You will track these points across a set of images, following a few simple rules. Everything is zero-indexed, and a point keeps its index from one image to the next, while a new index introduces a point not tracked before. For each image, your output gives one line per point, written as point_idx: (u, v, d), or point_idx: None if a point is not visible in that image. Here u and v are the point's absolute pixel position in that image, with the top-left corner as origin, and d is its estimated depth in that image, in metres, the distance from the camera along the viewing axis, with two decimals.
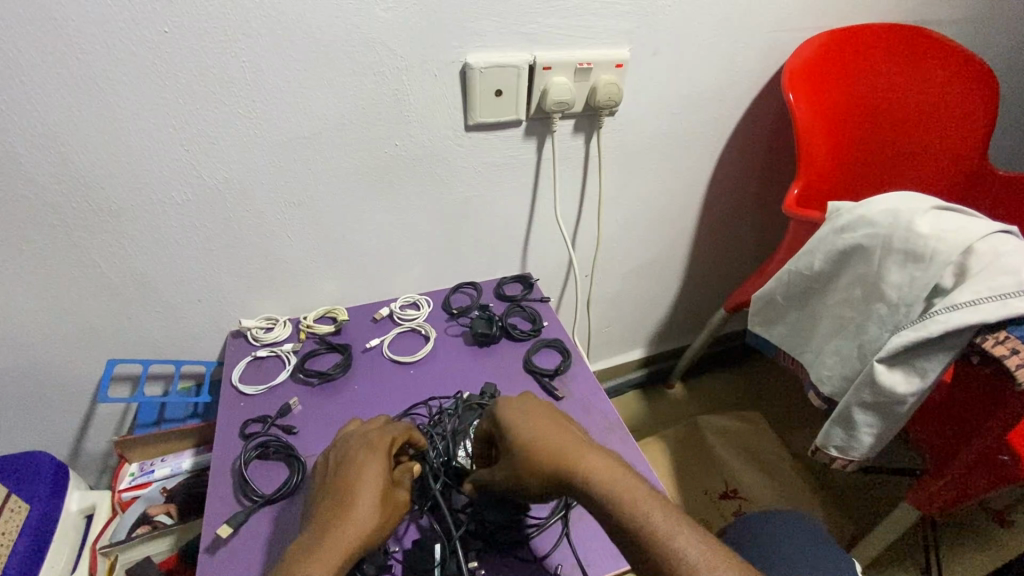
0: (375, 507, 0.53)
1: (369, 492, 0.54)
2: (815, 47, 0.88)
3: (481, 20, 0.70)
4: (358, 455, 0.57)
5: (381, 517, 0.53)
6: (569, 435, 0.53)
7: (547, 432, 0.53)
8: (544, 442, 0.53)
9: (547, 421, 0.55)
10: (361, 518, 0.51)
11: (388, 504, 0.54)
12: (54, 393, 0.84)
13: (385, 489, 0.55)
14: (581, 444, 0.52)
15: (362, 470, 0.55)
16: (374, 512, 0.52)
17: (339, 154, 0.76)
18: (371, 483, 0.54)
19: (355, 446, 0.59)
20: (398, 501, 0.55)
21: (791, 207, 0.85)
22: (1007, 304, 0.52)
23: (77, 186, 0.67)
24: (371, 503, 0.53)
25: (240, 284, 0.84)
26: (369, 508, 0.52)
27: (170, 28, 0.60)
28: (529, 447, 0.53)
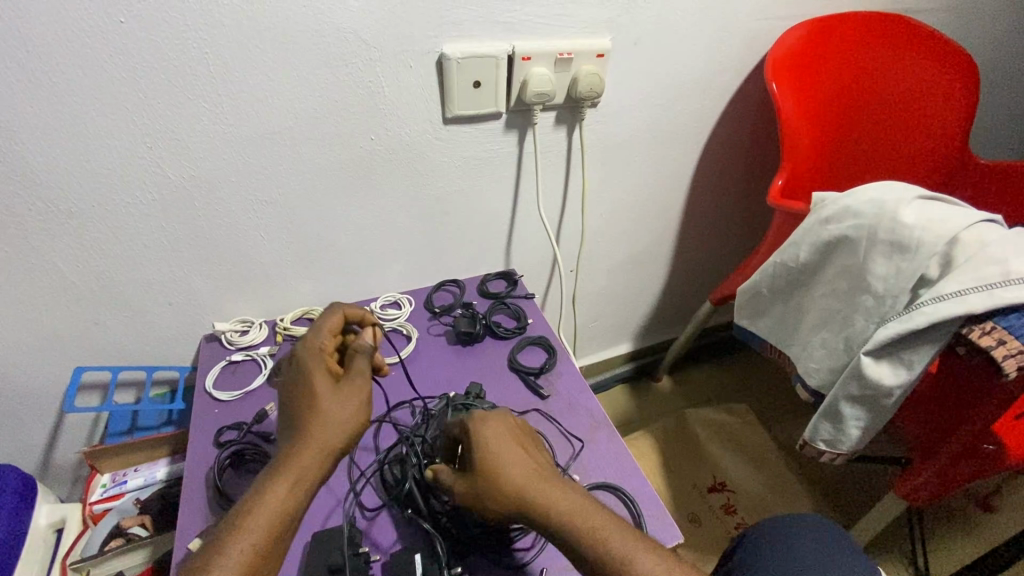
0: (338, 410, 0.52)
1: (328, 406, 0.52)
2: (798, 36, 0.87)
3: (458, 8, 0.68)
4: (309, 364, 0.56)
5: (349, 420, 0.52)
6: (528, 464, 0.51)
7: (508, 463, 0.51)
8: (506, 467, 0.51)
9: (509, 449, 0.52)
10: (314, 433, 0.50)
11: (350, 404, 0.53)
12: (19, 403, 0.81)
13: (345, 394, 0.54)
14: (538, 475, 0.51)
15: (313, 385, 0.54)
16: (338, 415, 0.52)
17: (313, 150, 0.73)
18: (324, 395, 0.53)
19: (306, 357, 0.57)
20: (360, 398, 0.54)
21: (776, 199, 0.84)
22: (994, 295, 0.51)
23: (32, 187, 0.63)
24: (333, 412, 0.52)
25: (213, 286, 0.81)
26: (325, 423, 0.51)
27: (126, 18, 0.57)
28: (487, 482, 0.50)
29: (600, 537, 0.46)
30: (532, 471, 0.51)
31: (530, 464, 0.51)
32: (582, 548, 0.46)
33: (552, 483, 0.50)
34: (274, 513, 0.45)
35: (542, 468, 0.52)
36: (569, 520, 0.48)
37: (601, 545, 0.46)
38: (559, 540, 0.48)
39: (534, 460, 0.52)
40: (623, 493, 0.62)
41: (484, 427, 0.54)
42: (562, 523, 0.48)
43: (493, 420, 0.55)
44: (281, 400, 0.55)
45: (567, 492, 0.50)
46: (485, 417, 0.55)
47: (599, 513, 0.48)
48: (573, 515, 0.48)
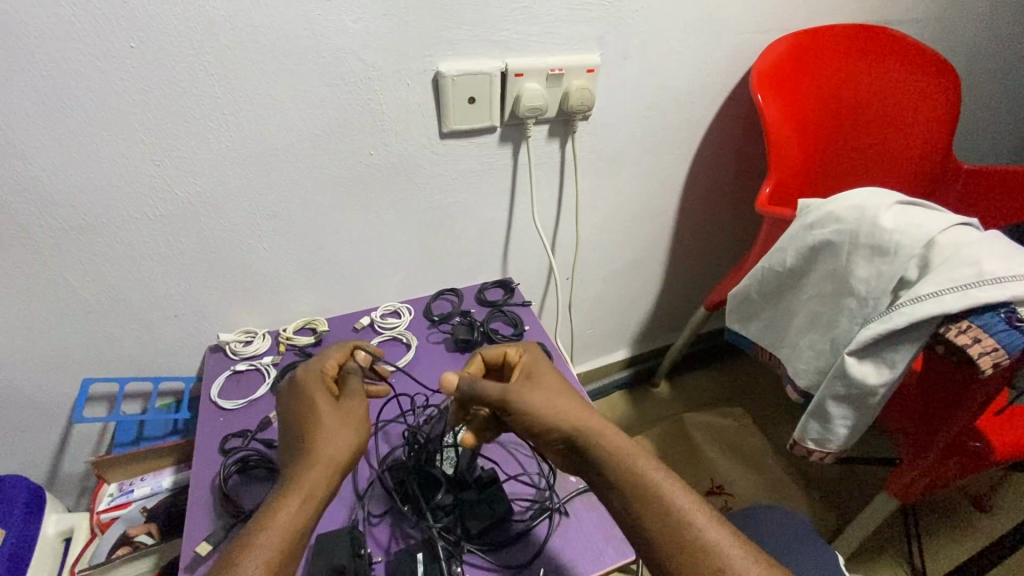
0: (338, 439, 0.54)
1: (327, 432, 0.54)
2: (782, 49, 0.90)
3: (452, 28, 0.71)
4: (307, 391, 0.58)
5: (350, 448, 0.54)
6: (584, 403, 0.55)
7: (567, 395, 0.55)
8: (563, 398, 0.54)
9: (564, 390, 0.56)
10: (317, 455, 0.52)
11: (348, 432, 0.54)
12: (29, 415, 0.83)
13: (346, 422, 0.56)
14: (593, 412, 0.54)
15: (313, 409, 0.56)
16: (336, 442, 0.53)
17: (315, 165, 0.76)
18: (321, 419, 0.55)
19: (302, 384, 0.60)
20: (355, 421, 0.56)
21: (764, 206, 0.87)
22: (968, 295, 0.54)
23: (44, 205, 0.66)
24: (332, 437, 0.54)
25: (217, 297, 0.83)
26: (327, 445, 0.53)
27: (136, 44, 0.60)
28: (547, 399, 0.53)
29: (648, 471, 0.49)
30: (601, 415, 0.55)
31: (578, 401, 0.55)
32: (631, 477, 0.49)
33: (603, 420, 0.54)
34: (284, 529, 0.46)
35: (596, 409, 0.55)
36: (621, 452, 0.50)
37: (647, 476, 0.49)
38: (610, 469, 0.50)
39: (587, 402, 0.56)
40: None
41: (541, 372, 0.59)
42: (614, 451, 0.50)
43: (544, 366, 0.61)
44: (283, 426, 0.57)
45: (618, 430, 0.53)
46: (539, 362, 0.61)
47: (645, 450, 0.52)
48: (625, 451, 0.50)
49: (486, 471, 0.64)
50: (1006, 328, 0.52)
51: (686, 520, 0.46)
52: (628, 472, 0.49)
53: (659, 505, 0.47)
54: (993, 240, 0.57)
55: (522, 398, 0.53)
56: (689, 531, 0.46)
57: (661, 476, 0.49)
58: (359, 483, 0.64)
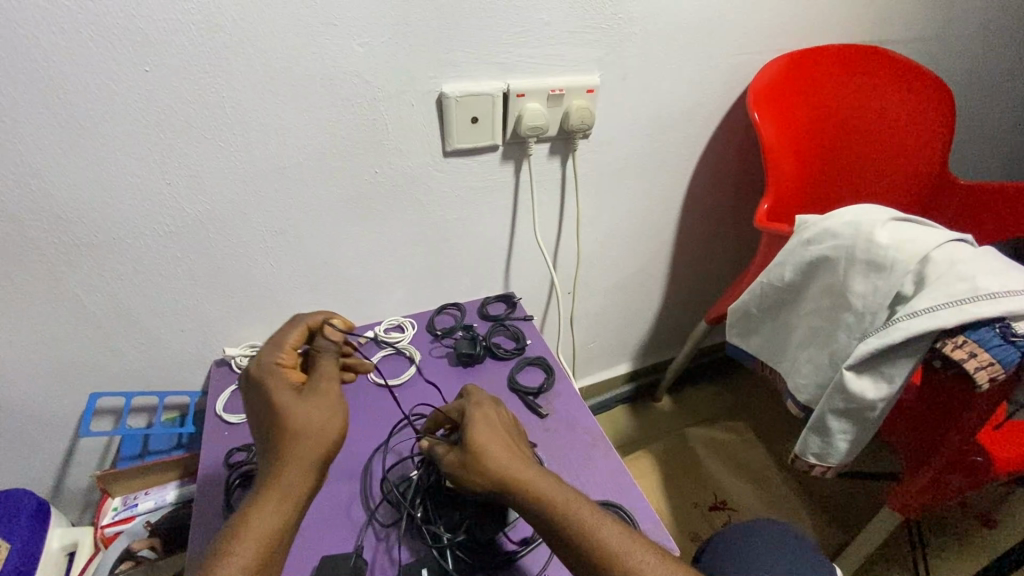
0: (318, 419, 0.53)
1: (301, 415, 0.53)
2: (777, 68, 0.92)
3: (456, 51, 0.73)
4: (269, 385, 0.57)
5: (325, 430, 0.53)
6: (514, 449, 0.56)
7: (493, 446, 0.55)
8: (487, 448, 0.55)
9: (490, 438, 0.56)
10: (295, 450, 0.51)
11: (322, 411, 0.54)
12: (37, 429, 0.83)
13: (320, 401, 0.55)
14: (512, 455, 0.55)
15: (278, 399, 0.54)
16: (318, 423, 0.53)
17: (321, 183, 0.77)
18: (289, 411, 0.53)
19: (266, 380, 0.57)
20: (323, 408, 0.54)
21: (761, 222, 0.89)
22: (963, 310, 0.54)
23: (58, 222, 0.67)
24: (309, 422, 0.53)
25: (223, 313, 0.84)
26: (301, 438, 0.51)
27: (151, 67, 0.62)
28: (481, 449, 0.55)
29: (575, 518, 0.50)
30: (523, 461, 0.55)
31: (502, 443, 0.56)
32: (556, 528, 0.50)
33: (525, 465, 0.54)
34: (266, 533, 0.46)
35: (522, 454, 0.56)
36: (545, 504, 0.51)
37: (571, 522, 0.49)
38: (542, 521, 0.51)
39: (508, 447, 0.56)
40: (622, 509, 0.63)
41: (477, 417, 0.59)
42: (538, 504, 0.51)
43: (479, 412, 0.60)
44: (254, 422, 0.55)
45: (543, 474, 0.53)
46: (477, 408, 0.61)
47: (569, 491, 0.52)
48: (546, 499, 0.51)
49: None
50: (1000, 343, 0.53)
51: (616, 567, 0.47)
52: (553, 522, 0.50)
53: (583, 552, 0.48)
54: (987, 256, 0.58)
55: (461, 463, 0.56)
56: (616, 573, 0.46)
57: (584, 518, 0.49)
58: (368, 499, 0.65)
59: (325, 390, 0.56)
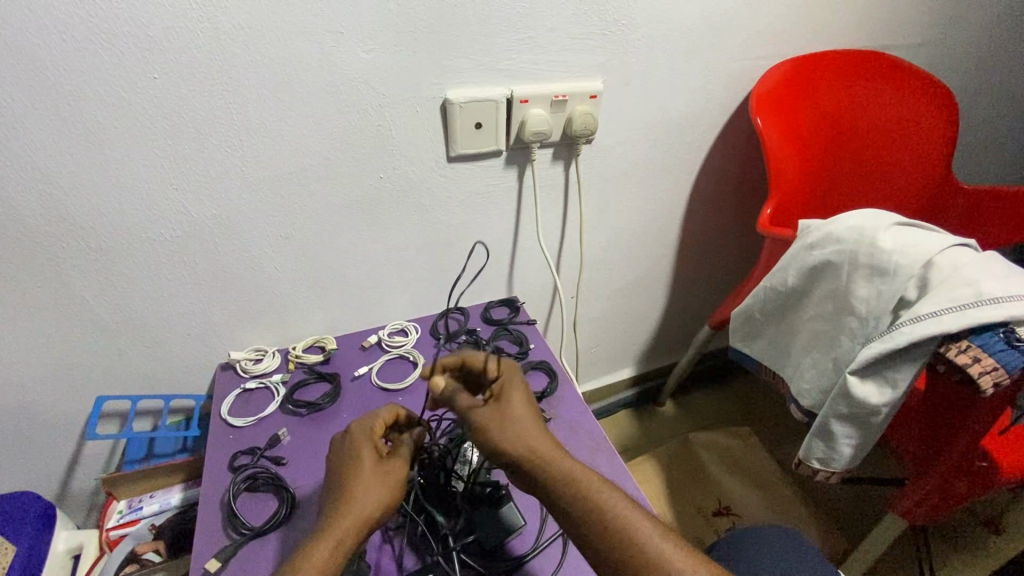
0: (379, 492, 0.55)
1: (367, 481, 0.55)
2: (779, 74, 0.92)
3: (460, 58, 0.74)
4: (356, 441, 0.60)
5: (386, 502, 0.54)
6: (542, 427, 0.56)
7: (529, 420, 0.56)
8: (526, 422, 0.55)
9: (527, 411, 0.57)
10: (359, 507, 0.53)
11: (386, 488, 0.55)
12: (43, 432, 0.84)
13: (391, 477, 0.56)
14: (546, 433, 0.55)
15: (359, 459, 0.57)
16: (378, 495, 0.54)
17: (326, 189, 0.78)
18: (364, 475, 0.56)
19: (355, 436, 0.60)
20: (392, 484, 0.56)
21: (765, 227, 0.89)
22: (967, 314, 0.54)
23: (66, 228, 0.68)
24: (368, 493, 0.54)
25: (228, 317, 0.85)
26: (367, 501, 0.54)
27: (159, 75, 0.63)
28: (519, 421, 0.55)
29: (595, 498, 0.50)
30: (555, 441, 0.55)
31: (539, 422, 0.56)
32: (578, 504, 0.50)
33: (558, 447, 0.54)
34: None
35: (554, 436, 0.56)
36: (573, 480, 0.51)
37: (596, 499, 0.50)
38: (563, 498, 0.50)
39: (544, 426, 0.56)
40: None
41: (509, 387, 0.59)
42: (564, 479, 0.51)
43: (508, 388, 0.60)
44: (331, 472, 0.58)
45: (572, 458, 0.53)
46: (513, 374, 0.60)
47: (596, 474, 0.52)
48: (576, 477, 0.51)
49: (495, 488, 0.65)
50: (1004, 347, 0.53)
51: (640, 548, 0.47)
52: (584, 497, 0.50)
53: (605, 526, 0.48)
54: (990, 261, 0.58)
55: (495, 423, 0.55)
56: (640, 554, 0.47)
57: (614, 500, 0.50)
58: None
59: (396, 465, 0.58)
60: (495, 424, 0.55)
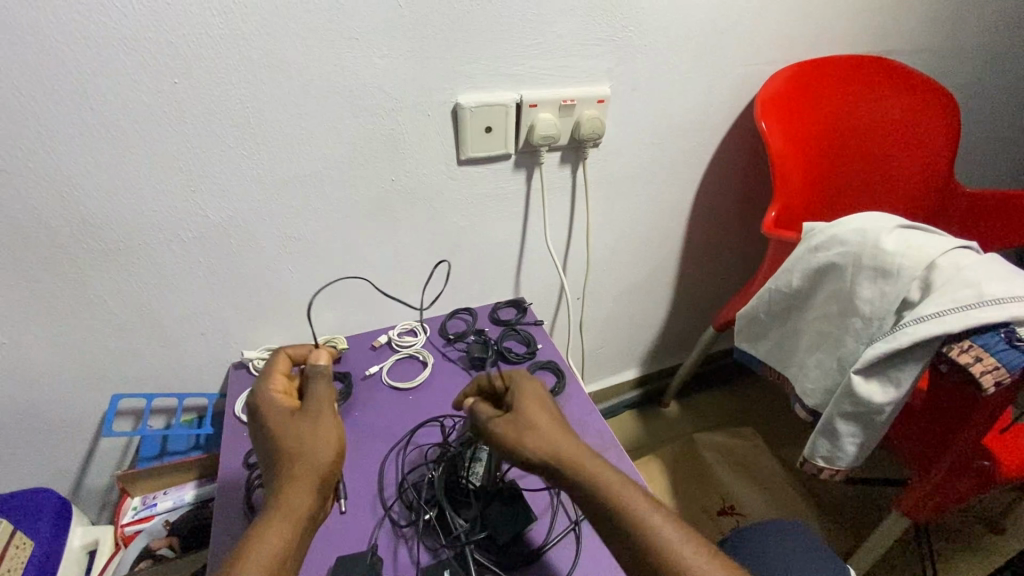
0: (315, 443, 0.54)
1: (297, 439, 0.54)
2: (783, 79, 0.94)
3: (471, 64, 0.75)
4: (265, 407, 0.58)
5: (329, 447, 0.54)
6: (561, 428, 0.57)
7: (545, 423, 0.57)
8: (540, 425, 0.57)
9: (542, 414, 0.58)
10: (302, 465, 0.53)
11: (319, 438, 0.55)
12: (59, 429, 0.86)
13: (318, 424, 0.56)
14: (563, 433, 0.56)
15: (278, 421, 0.56)
16: (315, 447, 0.54)
17: (339, 191, 0.80)
18: (291, 432, 0.55)
19: (260, 405, 0.59)
20: (324, 429, 0.56)
21: (770, 229, 0.90)
22: (968, 315, 0.56)
23: (86, 228, 0.70)
24: (306, 441, 0.54)
25: (241, 316, 0.87)
26: (309, 454, 0.53)
27: (179, 80, 0.64)
28: (535, 424, 0.57)
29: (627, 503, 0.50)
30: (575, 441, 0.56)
31: (555, 422, 0.58)
32: (608, 511, 0.50)
33: (580, 446, 0.55)
34: (273, 557, 0.47)
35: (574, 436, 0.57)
36: (593, 482, 0.52)
37: (625, 512, 0.50)
38: (592, 504, 0.51)
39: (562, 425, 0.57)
40: None
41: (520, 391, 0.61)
42: (591, 485, 0.52)
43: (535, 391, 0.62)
44: (257, 446, 0.57)
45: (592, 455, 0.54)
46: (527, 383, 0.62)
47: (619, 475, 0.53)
48: (599, 476, 0.52)
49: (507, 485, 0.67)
50: (1004, 347, 0.54)
51: (664, 549, 0.48)
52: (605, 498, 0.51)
53: (637, 540, 0.49)
54: (992, 263, 0.60)
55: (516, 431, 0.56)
56: (665, 556, 0.48)
57: (637, 503, 0.50)
58: (384, 499, 0.67)
59: (322, 414, 0.57)
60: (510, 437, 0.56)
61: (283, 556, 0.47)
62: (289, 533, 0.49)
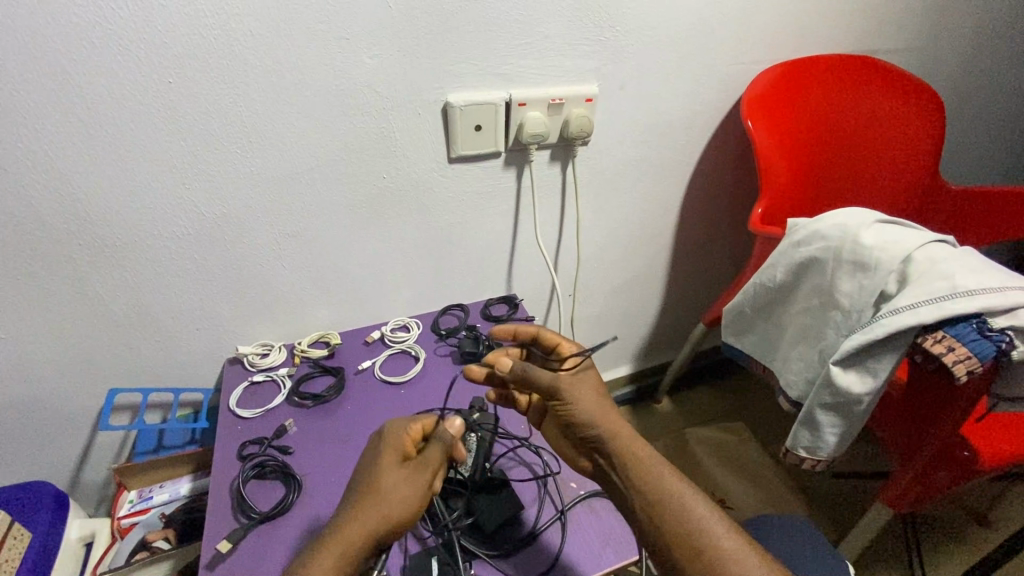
0: (402, 502, 0.53)
1: (390, 487, 0.54)
2: (769, 78, 0.95)
3: (460, 63, 0.77)
4: (384, 442, 0.59)
5: (403, 507, 0.53)
6: (614, 411, 0.59)
7: (593, 402, 0.59)
8: (592, 403, 0.59)
9: (594, 394, 0.60)
10: (375, 514, 0.52)
11: (406, 499, 0.54)
12: (57, 424, 0.87)
13: (411, 483, 0.55)
14: (617, 417, 0.58)
15: (383, 461, 0.56)
16: (401, 505, 0.53)
17: (331, 189, 0.81)
18: (390, 481, 0.55)
19: (383, 437, 0.59)
20: (414, 490, 0.54)
21: (756, 225, 0.92)
22: (941, 306, 0.57)
23: (83, 226, 0.71)
24: (394, 495, 0.53)
25: (236, 312, 0.88)
26: (387, 508, 0.53)
27: (174, 79, 0.66)
28: (590, 401, 0.59)
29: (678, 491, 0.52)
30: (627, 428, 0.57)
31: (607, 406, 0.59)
32: (652, 496, 0.52)
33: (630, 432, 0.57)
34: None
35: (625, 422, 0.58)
36: (637, 464, 0.54)
37: (669, 500, 0.52)
38: (637, 487, 0.53)
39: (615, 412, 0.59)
40: None
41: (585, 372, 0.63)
42: (638, 470, 0.54)
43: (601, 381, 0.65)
44: (356, 473, 0.58)
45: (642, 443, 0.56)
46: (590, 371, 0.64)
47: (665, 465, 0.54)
48: (646, 462, 0.54)
49: (495, 475, 0.68)
50: (977, 337, 0.56)
51: (703, 539, 0.49)
52: (653, 484, 0.53)
53: (678, 527, 0.50)
54: (966, 256, 0.61)
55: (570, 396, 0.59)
56: (705, 545, 0.49)
57: (683, 494, 0.52)
58: None
59: (425, 476, 0.56)
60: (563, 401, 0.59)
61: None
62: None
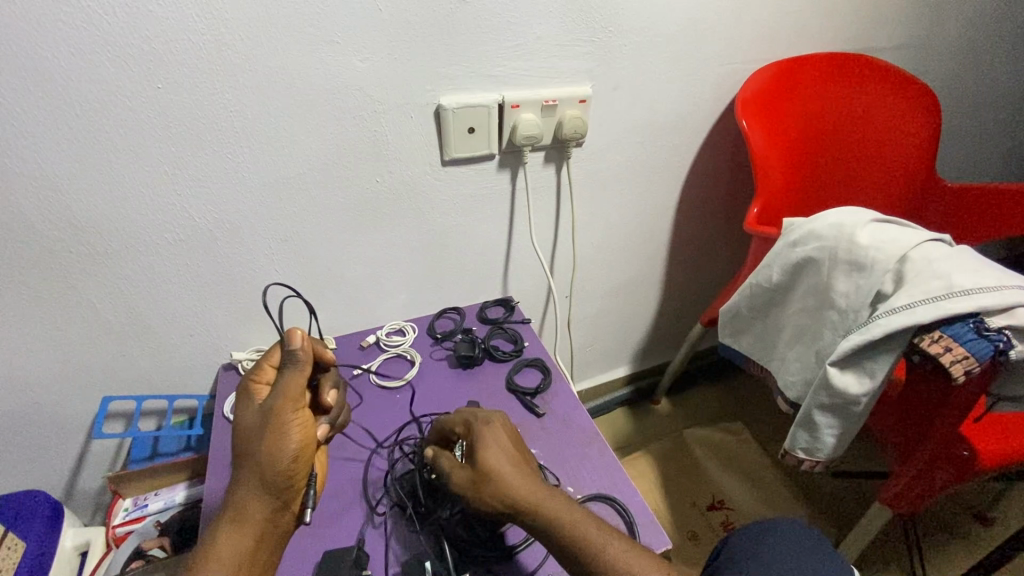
0: (265, 445, 0.53)
1: (250, 437, 0.54)
2: (764, 77, 0.95)
3: (451, 66, 0.76)
4: (242, 399, 0.58)
5: (271, 456, 0.53)
6: (522, 471, 0.55)
7: (505, 468, 0.55)
8: (501, 475, 0.54)
9: (501, 460, 0.56)
10: (249, 479, 0.53)
11: (276, 442, 0.53)
12: (51, 433, 0.86)
13: (268, 428, 0.54)
14: (524, 478, 0.54)
15: (241, 421, 0.56)
16: (267, 451, 0.53)
17: (323, 193, 0.81)
18: (250, 434, 0.54)
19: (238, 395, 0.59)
20: (275, 434, 0.54)
21: (752, 226, 0.91)
22: (938, 306, 0.57)
23: (73, 232, 0.71)
24: (255, 450, 0.53)
25: (230, 319, 0.88)
26: (256, 465, 0.53)
27: (163, 85, 0.65)
28: (493, 478, 0.54)
29: (589, 538, 0.50)
30: (536, 485, 0.54)
31: (516, 467, 0.55)
32: (567, 547, 0.50)
33: (541, 488, 0.54)
34: (228, 565, 0.49)
35: (535, 478, 0.55)
36: (554, 520, 0.51)
37: (581, 544, 0.50)
38: (553, 542, 0.51)
39: (526, 472, 0.55)
40: (615, 501, 0.66)
41: (483, 438, 0.58)
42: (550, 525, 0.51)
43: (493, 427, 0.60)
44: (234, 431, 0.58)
45: (553, 495, 0.53)
46: (487, 427, 0.60)
47: (577, 510, 0.53)
48: (559, 517, 0.51)
49: None
50: (974, 337, 0.55)
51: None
52: (566, 538, 0.50)
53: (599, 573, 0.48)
54: (963, 255, 0.61)
55: (479, 483, 0.54)
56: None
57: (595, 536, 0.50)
58: (370, 496, 0.68)
59: (283, 410, 0.55)
60: (472, 489, 0.55)
61: (245, 560, 0.50)
62: (246, 539, 0.51)
